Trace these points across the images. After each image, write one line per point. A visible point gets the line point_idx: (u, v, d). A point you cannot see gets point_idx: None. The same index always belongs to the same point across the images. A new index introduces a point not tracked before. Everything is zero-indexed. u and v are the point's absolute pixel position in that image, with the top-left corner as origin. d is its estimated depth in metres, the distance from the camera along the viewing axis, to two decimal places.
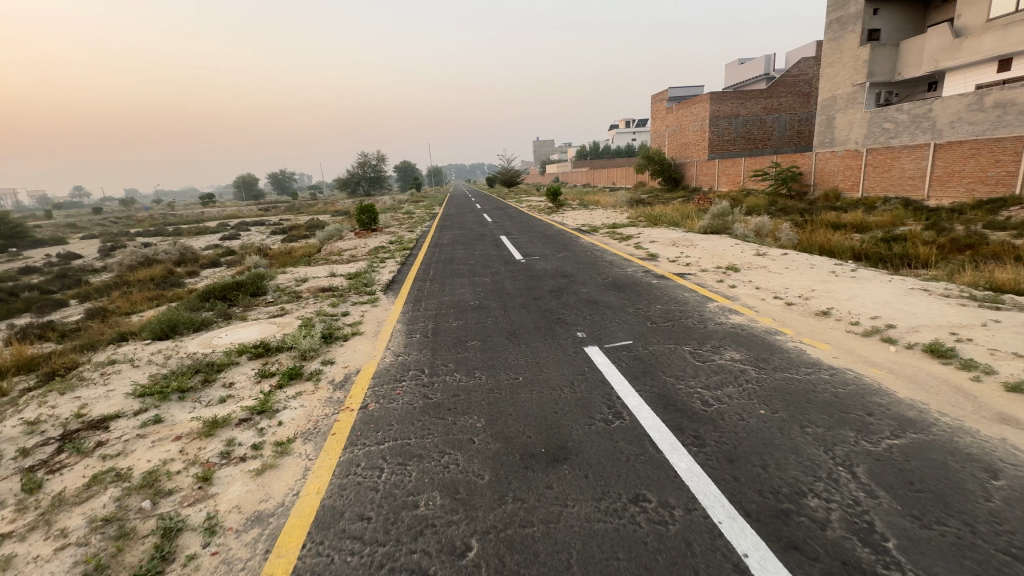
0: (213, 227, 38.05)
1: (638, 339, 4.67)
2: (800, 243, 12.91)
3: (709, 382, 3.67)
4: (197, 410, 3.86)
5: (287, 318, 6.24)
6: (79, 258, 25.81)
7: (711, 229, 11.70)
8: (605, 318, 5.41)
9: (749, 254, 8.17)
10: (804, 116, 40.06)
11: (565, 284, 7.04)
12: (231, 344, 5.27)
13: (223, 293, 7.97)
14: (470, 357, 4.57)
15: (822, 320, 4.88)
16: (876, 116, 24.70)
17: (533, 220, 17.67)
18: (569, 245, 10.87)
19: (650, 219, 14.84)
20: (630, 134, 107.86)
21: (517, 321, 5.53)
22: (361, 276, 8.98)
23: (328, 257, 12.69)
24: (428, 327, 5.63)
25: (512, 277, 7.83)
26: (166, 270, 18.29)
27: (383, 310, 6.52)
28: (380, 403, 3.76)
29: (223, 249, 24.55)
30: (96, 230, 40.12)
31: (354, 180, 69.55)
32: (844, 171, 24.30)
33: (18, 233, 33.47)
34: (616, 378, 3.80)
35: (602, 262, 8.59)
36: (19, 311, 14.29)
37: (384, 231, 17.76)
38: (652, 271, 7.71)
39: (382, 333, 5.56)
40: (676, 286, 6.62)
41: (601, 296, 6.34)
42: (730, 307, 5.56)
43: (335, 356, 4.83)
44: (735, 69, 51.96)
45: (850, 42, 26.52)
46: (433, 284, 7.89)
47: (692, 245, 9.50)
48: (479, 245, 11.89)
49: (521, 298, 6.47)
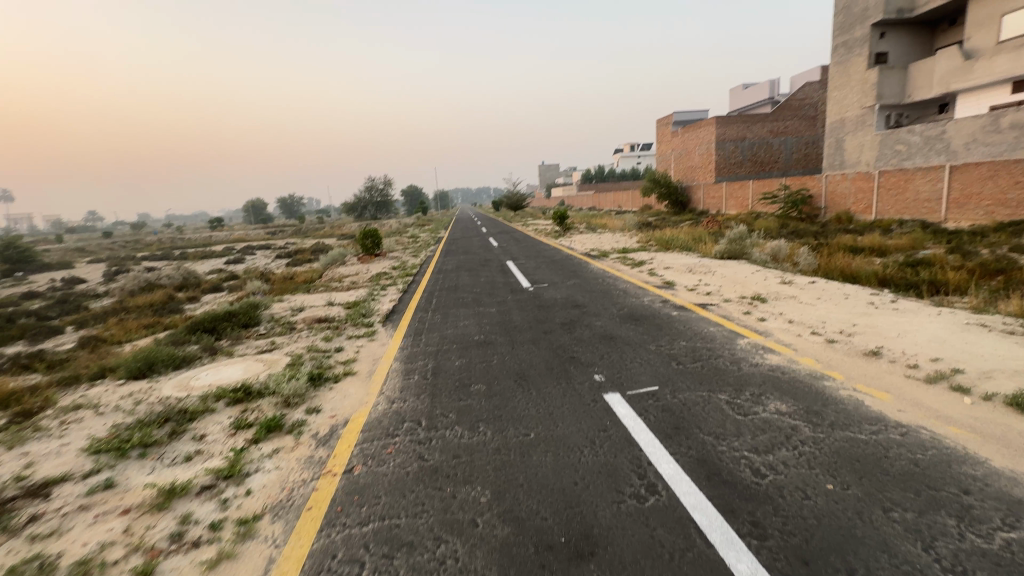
0: (219, 251, 38.11)
1: (665, 385, 4.10)
2: (819, 268, 12.34)
3: (756, 444, 3.08)
4: (156, 472, 3.32)
5: (275, 355, 5.73)
6: (83, 282, 25.73)
7: (727, 254, 11.17)
8: (624, 357, 4.86)
9: (774, 282, 7.62)
10: (811, 139, 39.92)
11: (577, 316, 6.52)
12: (209, 386, 4.75)
13: (213, 325, 7.51)
14: (473, 405, 4.00)
15: (873, 362, 4.30)
16: (888, 139, 24.38)
17: (539, 245, 17.32)
18: (579, 272, 10.38)
19: (662, 243, 14.36)
20: (634, 158, 108.89)
21: (527, 360, 4.99)
22: (360, 305, 8.50)
23: (328, 283, 12.31)
24: (428, 367, 5.08)
25: (521, 307, 7.33)
26: (167, 296, 18.00)
27: (380, 346, 5.99)
28: (368, 466, 3.21)
29: (226, 273, 24.37)
30: (104, 254, 40.37)
31: (361, 205, 70.27)
32: (856, 194, 23.86)
33: (26, 258, 33.74)
34: (645, 437, 3.22)
35: (615, 291, 8.08)
36: (13, 339, 13.94)
37: (388, 255, 17.43)
38: (670, 301, 7.18)
39: (377, 374, 5.02)
40: (698, 319, 6.07)
41: (618, 330, 5.80)
42: (763, 344, 4.99)
43: (322, 402, 4.29)
44: (739, 93, 52.27)
45: (857, 66, 26.47)
46: (435, 314, 7.40)
47: (710, 272, 8.97)
48: (484, 271, 11.44)
49: (531, 333, 5.92)
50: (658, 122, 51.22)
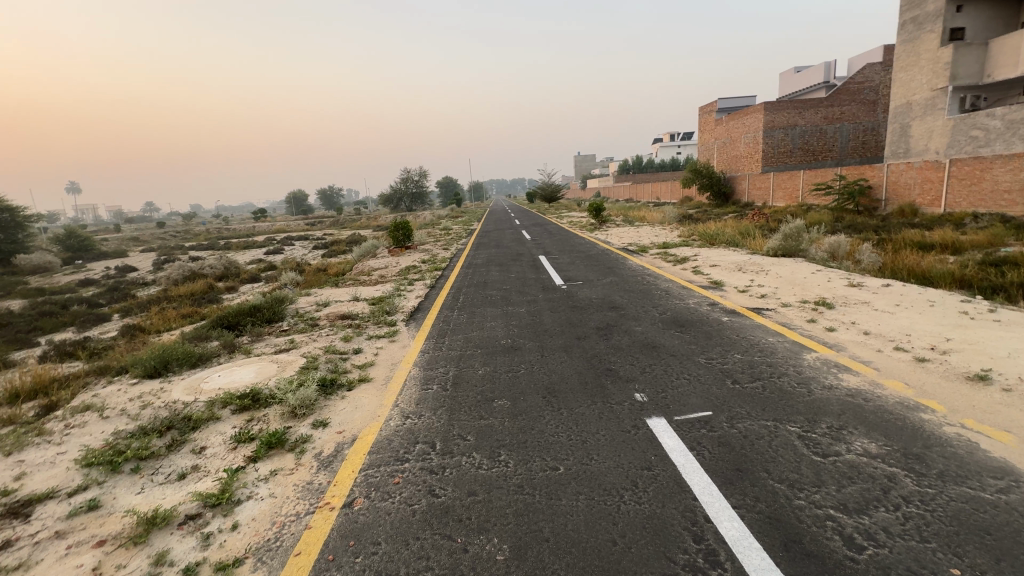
0: (260, 241, 39.25)
1: (719, 409, 3.49)
2: (885, 267, 11.20)
3: (844, 500, 2.45)
4: (144, 494, 3.02)
5: (293, 356, 5.46)
6: (134, 270, 26.98)
7: (781, 251, 10.22)
8: (669, 371, 4.28)
9: (840, 284, 6.76)
10: (870, 126, 37.09)
11: (614, 320, 5.91)
12: (218, 390, 4.48)
13: (236, 319, 7.37)
14: (495, 426, 3.52)
15: (980, 390, 3.52)
16: (963, 124, 22.14)
17: (574, 237, 16.68)
18: (616, 268, 9.73)
19: (705, 238, 13.42)
20: (675, 148, 105.17)
21: (559, 371, 4.46)
22: (384, 301, 8.18)
23: (358, 276, 12.12)
24: (449, 376, 4.62)
25: (552, 308, 6.80)
26: (207, 286, 18.50)
27: (400, 348, 5.59)
28: (371, 500, 2.77)
29: (265, 263, 24.91)
30: (156, 244, 42.55)
31: (397, 196, 70.94)
32: (922, 185, 21.84)
33: (86, 246, 35.83)
34: (700, 481, 2.64)
35: (656, 291, 7.40)
36: (64, 325, 14.57)
37: (419, 248, 17.20)
38: (719, 304, 6.46)
39: (394, 382, 4.60)
40: (754, 327, 5.35)
41: (660, 337, 5.18)
42: (836, 361, 4.27)
43: (330, 414, 3.92)
44: (790, 77, 49.22)
45: (928, 44, 24.17)
46: (461, 314, 6.96)
47: (764, 272, 8.12)
48: (516, 266, 10.93)
49: (563, 338, 5.39)
50: (701, 109, 48.97)
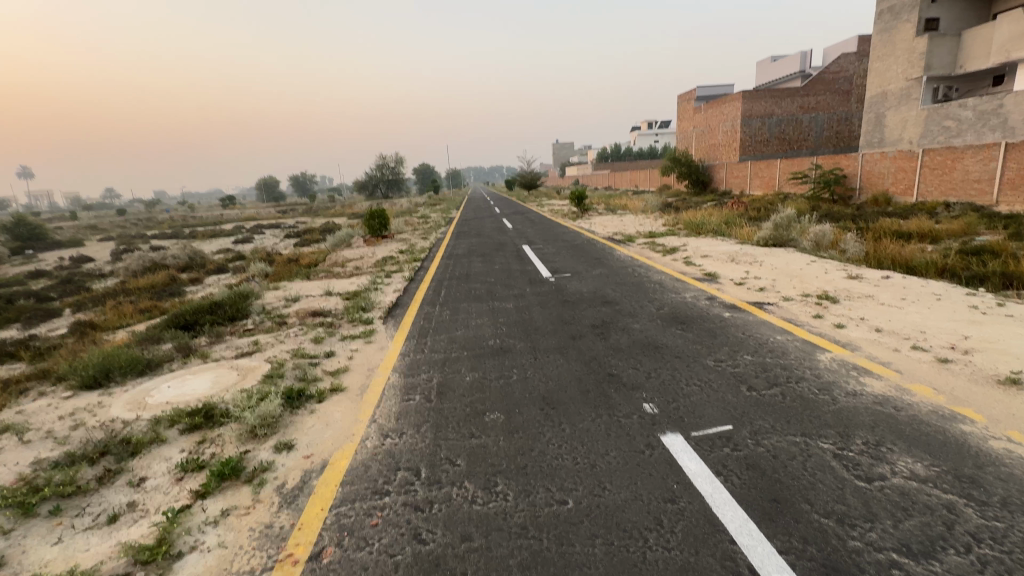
0: (228, 230, 37.59)
1: (740, 423, 3.11)
2: (869, 256, 11.15)
3: (906, 539, 2.09)
4: (62, 546, 2.47)
5: (256, 361, 4.87)
6: (91, 261, 25.42)
7: (770, 241, 9.98)
8: (677, 375, 3.90)
9: (838, 277, 6.50)
10: (844, 116, 37.56)
11: (610, 317, 5.51)
12: (166, 405, 3.89)
13: (194, 318, 6.70)
14: (489, 446, 3.06)
15: (1015, 396, 3.23)
16: (936, 114, 22.47)
17: (557, 226, 16.28)
18: (604, 259, 9.36)
19: (691, 227, 13.13)
20: (652, 136, 105.51)
21: (557, 377, 4.04)
22: (360, 296, 7.60)
23: (331, 268, 11.42)
24: (433, 384, 4.13)
25: (541, 303, 6.36)
26: (169, 278, 17.40)
27: (377, 351, 5.07)
28: (344, 550, 2.29)
29: (233, 253, 23.72)
30: (116, 232, 40.44)
31: (372, 183, 69.15)
32: (895, 174, 22.15)
33: (37, 236, 33.59)
34: (734, 517, 2.26)
35: (649, 284, 7.03)
36: (9, 322, 13.46)
37: (397, 237, 16.50)
38: (717, 298, 6.13)
39: (371, 392, 4.08)
40: (760, 323, 5.02)
41: (662, 336, 4.81)
42: (854, 363, 3.95)
43: (297, 434, 3.39)
44: (768, 66, 49.37)
45: (904, 34, 24.37)
46: (443, 310, 6.46)
47: (758, 263, 7.85)
48: (499, 257, 10.44)
49: (557, 338, 4.95)
50: (680, 97, 48.90)
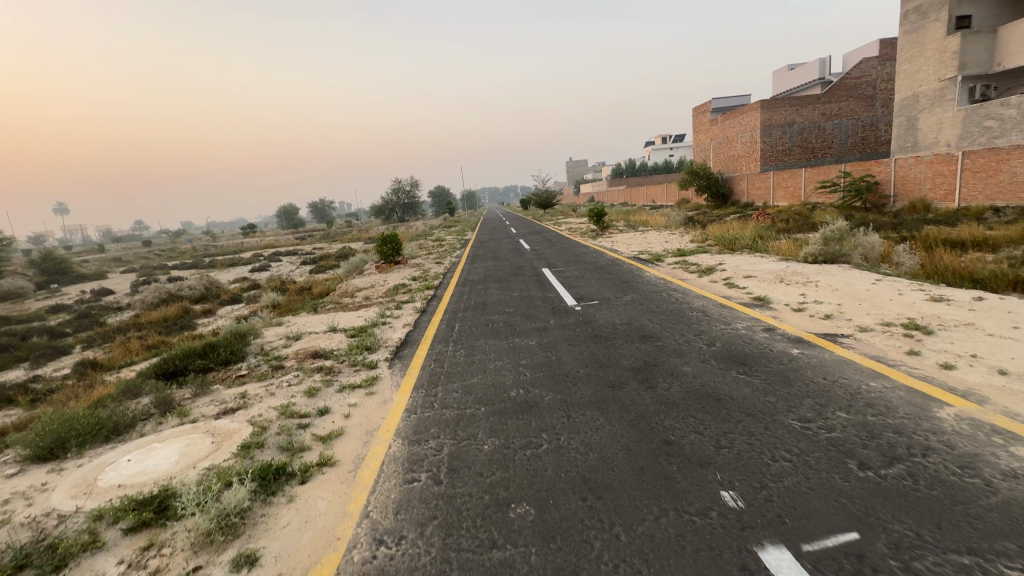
0: (247, 258, 37.80)
1: (870, 529, 2.20)
2: (929, 268, 10.03)
3: None
4: None
5: (237, 424, 4.10)
6: (111, 294, 25.56)
7: (822, 256, 8.94)
8: (756, 443, 3.00)
9: (919, 300, 5.54)
10: (869, 121, 36.24)
11: (653, 358, 4.64)
12: (116, 491, 3.15)
13: (183, 364, 6.06)
14: (518, 566, 2.21)
15: None
16: (975, 114, 21.17)
17: (577, 245, 15.51)
18: (633, 282, 8.50)
19: (724, 243, 12.11)
20: (666, 151, 104.95)
21: (599, 445, 3.18)
22: (366, 333, 6.87)
23: (340, 298, 10.83)
24: (444, 456, 3.30)
25: (569, 340, 5.53)
26: (181, 310, 17.11)
27: (379, 406, 4.28)
28: None
29: (248, 282, 23.54)
30: (138, 264, 41.18)
31: (388, 207, 69.71)
32: (933, 179, 20.82)
33: (62, 269, 34.20)
34: None
35: (691, 312, 6.14)
36: (18, 361, 13.17)
37: (410, 262, 15.90)
38: (777, 329, 5.19)
39: (367, 468, 3.28)
40: (842, 364, 4.08)
41: (722, 384, 3.92)
42: (991, 423, 3.00)
43: (266, 539, 2.60)
44: (785, 75, 48.50)
45: (933, 33, 23.36)
46: (458, 350, 5.66)
47: (814, 283, 6.92)
48: (518, 282, 9.68)
49: (592, 388, 4.09)
50: (695, 109, 48.24)
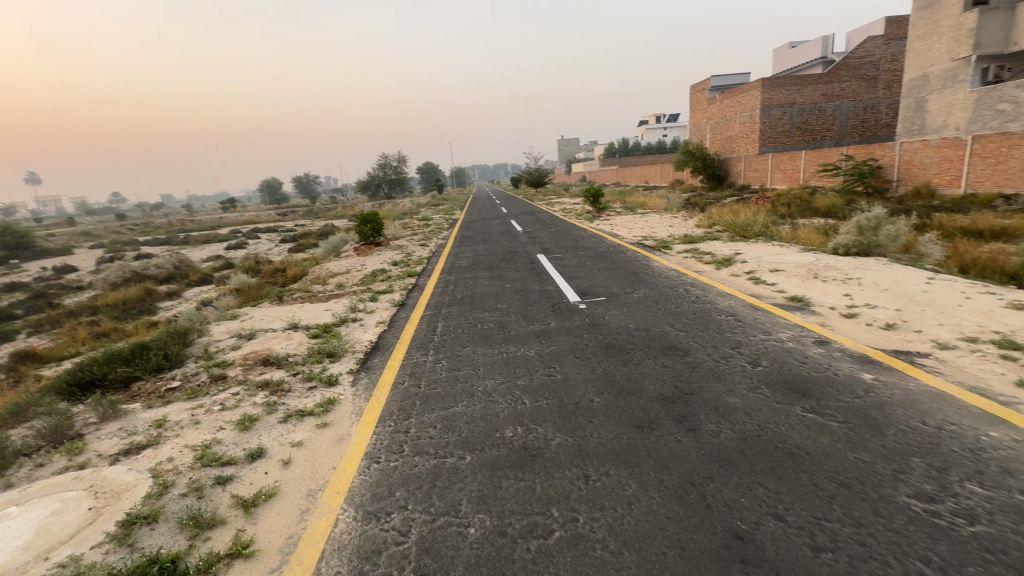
0: (223, 235, 35.72)
1: None
2: (958, 259, 9.16)
3: None
4: None
5: (134, 475, 3.02)
6: (74, 271, 23.91)
7: (856, 248, 7.95)
8: (873, 546, 2.02)
9: (995, 308, 4.60)
10: (870, 103, 35.17)
11: (687, 383, 3.63)
12: None
13: (101, 373, 4.93)
14: None
15: None
16: (987, 96, 20.25)
17: (573, 229, 14.46)
18: (642, 274, 7.47)
19: (734, 230, 11.09)
20: (659, 130, 103.34)
21: (637, 538, 2.18)
22: (331, 333, 5.76)
23: (312, 284, 9.69)
24: (410, 547, 2.28)
25: (576, 352, 4.49)
26: (143, 291, 15.75)
27: (332, 447, 3.23)
28: None
29: (222, 260, 22.12)
30: (107, 239, 38.86)
31: (374, 183, 67.44)
32: (939, 163, 19.95)
33: (24, 243, 32.14)
34: None
35: (719, 317, 5.13)
36: None
37: (392, 244, 14.71)
38: (832, 342, 4.21)
39: (295, 565, 2.23)
40: (941, 402, 3.11)
41: (787, 429, 2.93)
42: None
43: None
44: (786, 53, 47.16)
45: (949, 9, 22.26)
46: (439, 362, 4.59)
47: (856, 281, 5.95)
48: (510, 271, 8.61)
49: (613, 429, 3.08)
50: (693, 87, 46.75)
